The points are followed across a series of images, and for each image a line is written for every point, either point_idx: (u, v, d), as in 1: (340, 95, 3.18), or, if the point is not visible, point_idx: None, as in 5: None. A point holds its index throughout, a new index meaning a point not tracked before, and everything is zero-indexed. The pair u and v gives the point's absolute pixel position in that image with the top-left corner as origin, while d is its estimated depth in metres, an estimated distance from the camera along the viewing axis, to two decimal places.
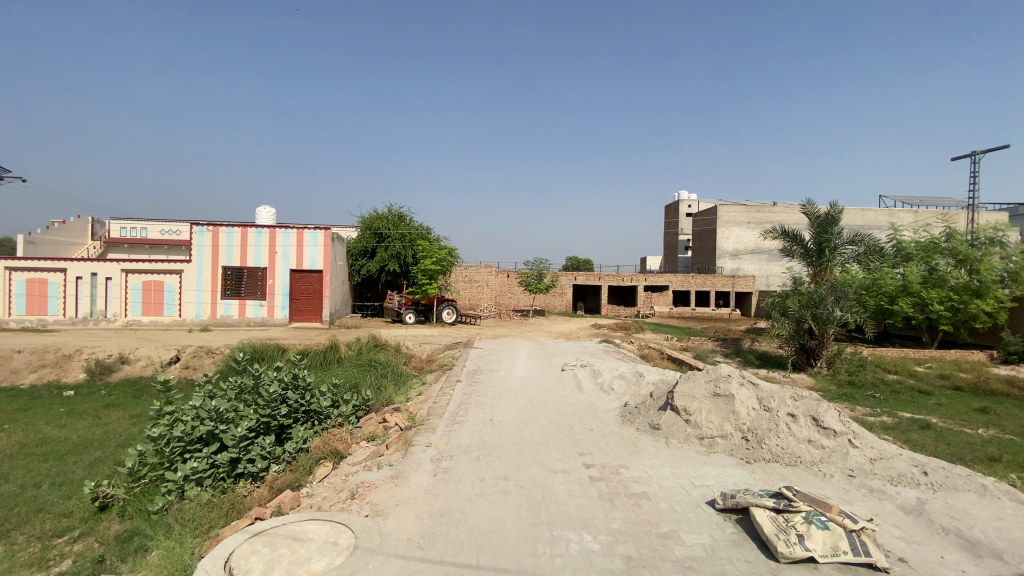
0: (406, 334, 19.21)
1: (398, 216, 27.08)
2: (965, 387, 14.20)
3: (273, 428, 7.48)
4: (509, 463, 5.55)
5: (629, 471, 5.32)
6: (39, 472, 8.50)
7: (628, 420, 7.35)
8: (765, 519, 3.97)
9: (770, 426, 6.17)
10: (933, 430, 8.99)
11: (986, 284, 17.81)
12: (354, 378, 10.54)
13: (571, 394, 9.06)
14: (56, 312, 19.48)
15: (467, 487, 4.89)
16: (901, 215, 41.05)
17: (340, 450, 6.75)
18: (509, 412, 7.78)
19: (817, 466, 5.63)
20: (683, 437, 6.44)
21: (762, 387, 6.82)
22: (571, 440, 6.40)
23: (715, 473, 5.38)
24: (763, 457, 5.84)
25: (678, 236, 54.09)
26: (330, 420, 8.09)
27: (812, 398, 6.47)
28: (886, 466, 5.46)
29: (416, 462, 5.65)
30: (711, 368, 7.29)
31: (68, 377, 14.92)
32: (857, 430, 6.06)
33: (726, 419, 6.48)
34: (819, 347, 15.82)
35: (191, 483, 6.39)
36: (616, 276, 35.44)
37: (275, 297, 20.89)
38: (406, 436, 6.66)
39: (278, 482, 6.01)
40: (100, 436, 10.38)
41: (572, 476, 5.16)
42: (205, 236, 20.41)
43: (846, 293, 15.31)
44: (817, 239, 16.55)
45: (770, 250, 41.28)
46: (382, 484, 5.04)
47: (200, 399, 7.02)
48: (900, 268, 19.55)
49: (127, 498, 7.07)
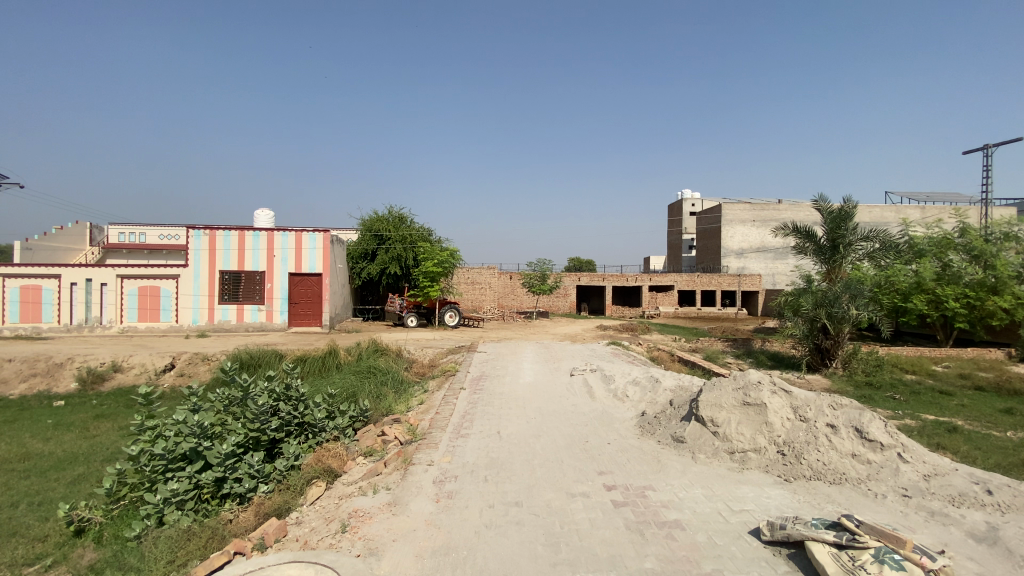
0: (407, 338, 18.58)
1: (398, 217, 26.54)
2: (987, 387, 13.51)
3: (262, 444, 6.90)
4: (521, 485, 4.97)
5: (656, 494, 4.73)
6: (18, 491, 7.93)
7: (649, 432, 6.75)
8: (827, 557, 3.42)
9: (809, 439, 5.60)
10: (961, 433, 8.37)
11: (1003, 280, 17.11)
12: (351, 386, 9.92)
13: (583, 402, 8.46)
14: (50, 320, 18.95)
15: (474, 517, 4.30)
16: (908, 211, 40.35)
17: (334, 468, 6.18)
18: (518, 424, 7.18)
19: (865, 484, 5.04)
20: (711, 451, 5.86)
21: (795, 395, 6.24)
22: (588, 456, 5.82)
23: (753, 495, 4.78)
24: (803, 474, 5.26)
25: (682, 235, 53.59)
26: (324, 434, 7.47)
27: (854, 407, 5.88)
28: (943, 485, 4.89)
29: (417, 484, 5.06)
30: (737, 375, 6.67)
31: (58, 387, 14.34)
32: (905, 443, 5.48)
33: (758, 431, 5.91)
34: (834, 346, 15.10)
35: (172, 507, 5.81)
36: (620, 276, 34.88)
37: (274, 301, 20.35)
38: (406, 452, 6.09)
39: (265, 507, 5.45)
40: (87, 450, 9.84)
41: (592, 502, 4.56)
42: (202, 240, 19.89)
43: (860, 290, 14.71)
44: (831, 235, 15.90)
45: (776, 248, 40.54)
46: (378, 514, 4.43)
47: (183, 412, 6.46)
48: (914, 264, 18.88)
49: (106, 521, 6.52)
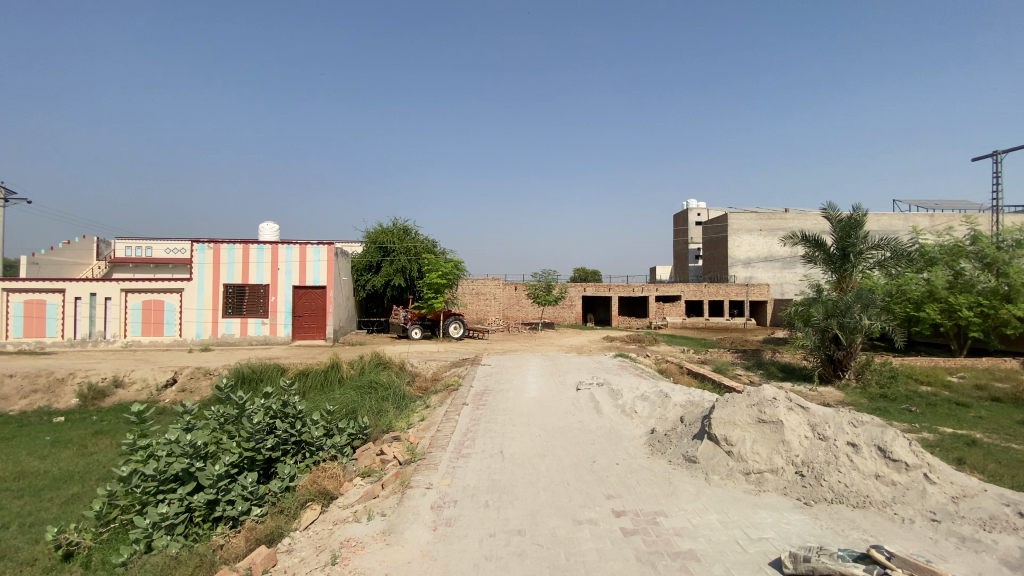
0: (411, 351, 18.33)
1: (403, 230, 26.43)
2: (1005, 398, 13.06)
3: (257, 464, 6.62)
4: (524, 511, 4.70)
5: (668, 521, 4.44)
6: (10, 512, 7.71)
7: (659, 451, 6.46)
8: None
9: (829, 459, 5.30)
10: (981, 447, 7.98)
11: (1017, 288, 16.65)
12: (350, 402, 9.65)
13: (589, 418, 8.17)
14: (53, 334, 18.84)
15: (473, 547, 4.03)
16: (917, 219, 39.90)
17: (330, 490, 5.90)
18: (522, 442, 6.91)
19: (890, 508, 4.73)
20: (725, 472, 5.56)
21: (813, 412, 5.94)
22: (596, 478, 5.53)
23: (772, 521, 4.48)
24: (824, 496, 4.95)
25: (688, 245, 53.16)
26: (322, 453, 7.19)
27: (876, 424, 5.56)
28: (973, 507, 4.57)
29: (413, 510, 4.79)
30: (751, 391, 6.38)
31: (59, 403, 14.15)
32: (931, 462, 5.16)
33: (775, 450, 5.61)
34: (846, 357, 14.67)
35: (161, 531, 5.53)
36: (626, 286, 34.58)
37: (278, 315, 20.21)
38: (403, 474, 5.83)
39: (257, 532, 5.17)
40: (83, 468, 9.63)
41: (600, 530, 4.28)
42: (206, 253, 19.79)
43: (872, 300, 14.33)
44: (841, 244, 15.56)
45: (784, 258, 40.10)
46: (371, 543, 4.17)
47: (175, 432, 6.19)
48: (926, 272, 18.45)
49: (94, 546, 6.28)
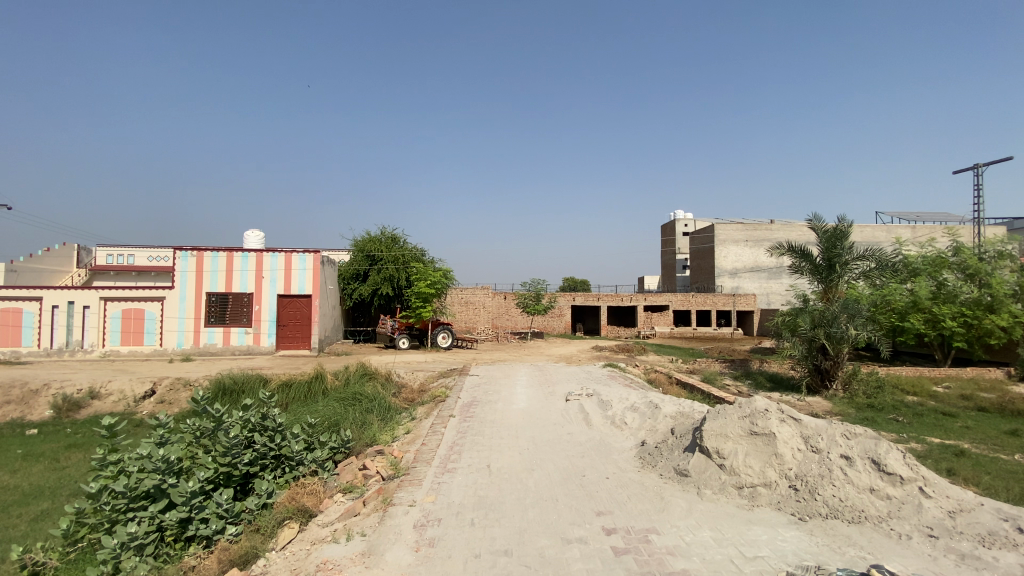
0: (397, 361, 18.05)
1: (391, 238, 26.14)
2: (990, 408, 13.10)
3: (234, 480, 6.33)
4: (511, 529, 4.52)
5: (660, 539, 4.28)
6: None
7: (650, 464, 6.32)
8: None
9: (822, 473, 5.18)
10: (970, 458, 7.90)
11: (999, 299, 16.80)
12: (334, 415, 9.41)
13: (579, 430, 8.01)
14: (29, 344, 18.31)
15: (457, 570, 3.84)
16: (899, 231, 40.53)
17: (309, 507, 5.67)
18: (510, 456, 6.72)
19: (886, 523, 4.61)
20: (718, 486, 5.42)
21: (805, 423, 5.84)
22: (585, 494, 5.36)
23: (767, 538, 4.34)
24: (818, 511, 4.83)
25: (676, 255, 53.53)
26: (302, 467, 6.93)
27: (869, 437, 5.46)
28: (971, 523, 4.46)
29: (396, 529, 4.58)
30: (743, 402, 6.26)
31: (32, 415, 13.67)
32: (927, 476, 5.05)
33: (767, 463, 5.50)
34: (834, 367, 14.67)
35: (130, 552, 5.23)
36: (615, 296, 34.63)
37: (262, 324, 19.82)
38: (386, 490, 5.60)
39: (230, 552, 4.90)
40: (54, 483, 9.24)
41: (590, 549, 4.11)
42: (189, 261, 19.40)
43: (858, 310, 14.30)
44: (826, 254, 15.62)
45: (770, 268, 40.46)
46: (349, 566, 3.96)
47: (148, 446, 5.91)
48: (910, 282, 18.63)
49: (60, 567, 5.95)
